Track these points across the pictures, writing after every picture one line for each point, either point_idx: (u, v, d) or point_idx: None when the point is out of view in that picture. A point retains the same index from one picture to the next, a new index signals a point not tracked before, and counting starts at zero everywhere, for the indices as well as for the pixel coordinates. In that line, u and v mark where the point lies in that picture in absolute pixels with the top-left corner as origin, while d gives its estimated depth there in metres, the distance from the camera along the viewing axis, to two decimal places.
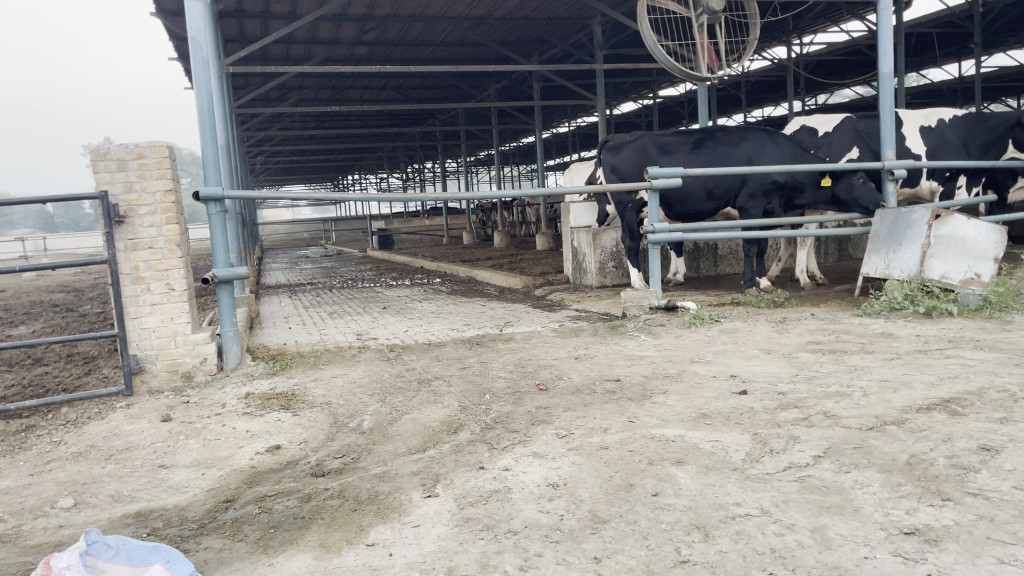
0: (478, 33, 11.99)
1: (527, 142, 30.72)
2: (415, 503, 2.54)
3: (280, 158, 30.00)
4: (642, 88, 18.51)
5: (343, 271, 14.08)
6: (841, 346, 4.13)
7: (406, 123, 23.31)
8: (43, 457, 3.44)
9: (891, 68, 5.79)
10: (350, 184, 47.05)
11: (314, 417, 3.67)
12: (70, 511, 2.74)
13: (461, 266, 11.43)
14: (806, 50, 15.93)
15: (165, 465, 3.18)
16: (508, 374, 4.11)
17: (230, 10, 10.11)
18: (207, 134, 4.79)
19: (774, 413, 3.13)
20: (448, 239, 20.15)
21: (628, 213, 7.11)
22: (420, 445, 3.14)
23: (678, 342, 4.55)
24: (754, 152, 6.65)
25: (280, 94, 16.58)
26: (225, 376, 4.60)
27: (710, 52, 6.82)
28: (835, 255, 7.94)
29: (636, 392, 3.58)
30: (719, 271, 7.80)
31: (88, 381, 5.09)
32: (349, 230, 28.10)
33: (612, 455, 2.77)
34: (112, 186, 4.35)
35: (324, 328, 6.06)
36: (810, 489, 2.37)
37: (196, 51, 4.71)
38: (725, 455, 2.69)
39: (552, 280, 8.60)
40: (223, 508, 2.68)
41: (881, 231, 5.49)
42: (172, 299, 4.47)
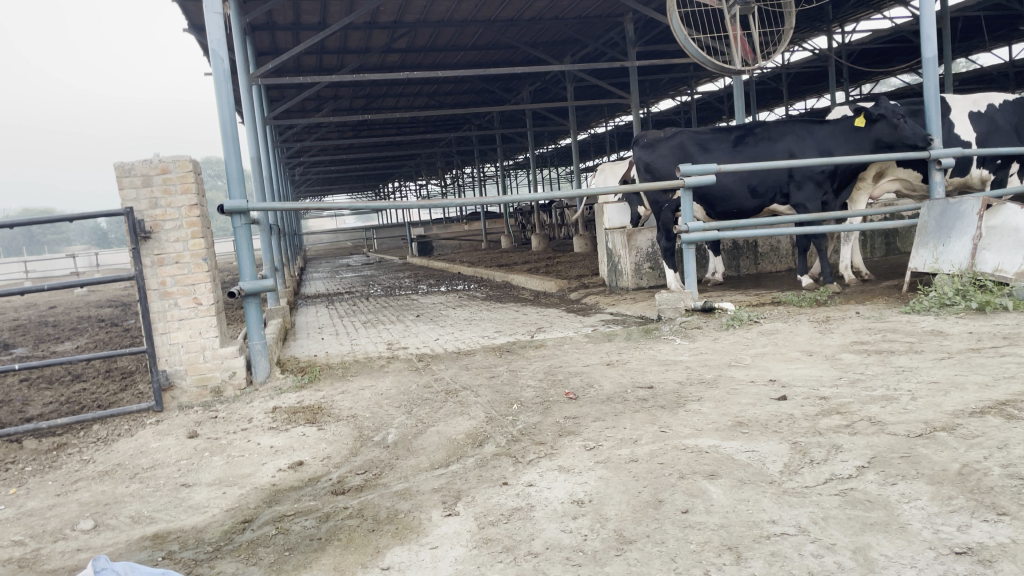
0: (509, 35, 11.91)
1: (565, 144, 30.56)
2: (435, 522, 2.44)
3: (319, 168, 30.37)
4: (678, 84, 18.24)
5: (381, 278, 14.12)
6: (887, 346, 3.91)
7: (442, 129, 23.39)
8: (71, 476, 3.42)
9: (935, 52, 5.53)
10: (390, 193, 47.41)
11: (339, 431, 3.59)
12: (90, 534, 2.70)
13: (498, 270, 11.35)
14: (848, 39, 15.50)
15: (187, 484, 3.13)
16: (538, 382, 3.99)
17: (261, 22, 10.20)
18: (231, 146, 4.78)
19: (815, 420, 2.95)
20: (486, 244, 20.11)
21: (665, 213, 6.96)
22: (443, 460, 3.04)
23: (715, 345, 4.38)
24: (795, 145, 6.40)
25: (315, 105, 16.73)
26: (253, 391, 4.57)
27: (744, 44, 6.61)
28: (882, 250, 7.65)
29: (669, 399, 3.43)
30: (760, 270, 7.57)
31: (123, 397, 5.10)
32: (389, 238, 28.25)
33: (641, 468, 2.64)
34: (136, 203, 4.34)
35: (355, 339, 6.02)
36: (852, 504, 2.20)
37: (217, 65, 4.71)
38: (762, 467, 2.54)
39: (588, 282, 8.45)
40: (240, 529, 2.62)
41: (929, 224, 5.24)
42: (200, 314, 4.46)
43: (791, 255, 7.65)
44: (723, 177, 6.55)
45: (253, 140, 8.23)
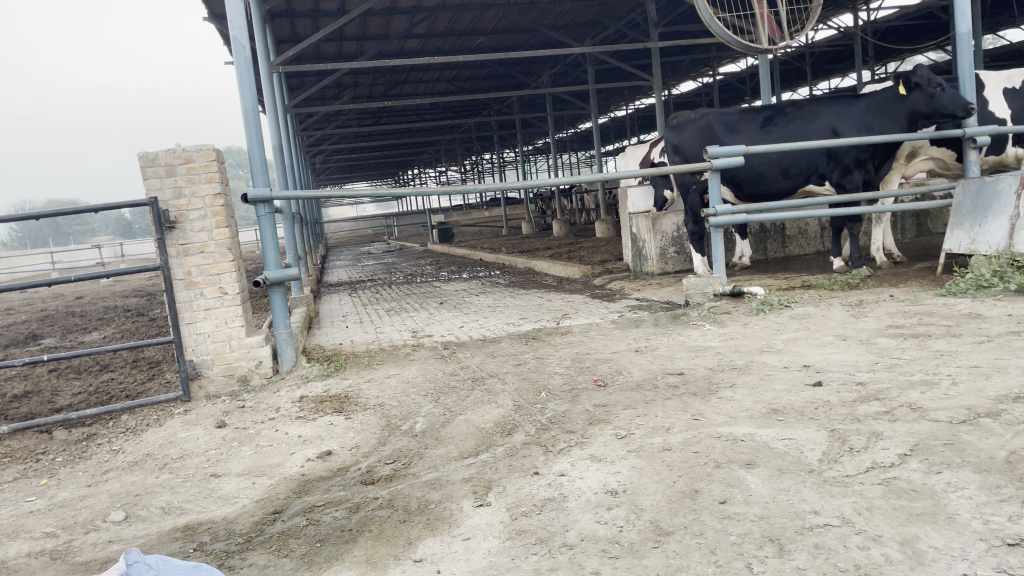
0: (529, 18, 11.80)
1: (585, 128, 30.39)
2: (466, 514, 2.40)
3: (339, 156, 30.48)
4: (700, 66, 18.03)
5: (403, 265, 14.13)
6: (923, 330, 3.82)
7: (462, 115, 23.34)
8: (101, 467, 3.43)
9: (969, 26, 5.38)
10: (410, 179, 47.50)
11: (367, 420, 3.57)
12: (121, 525, 2.70)
13: (520, 256, 11.29)
14: (873, 16, 15.20)
15: (217, 474, 3.12)
16: (565, 370, 3.94)
17: (280, 10, 10.19)
18: (253, 134, 4.76)
19: (852, 406, 2.88)
20: (507, 230, 20.07)
21: (692, 195, 6.87)
22: (473, 449, 3.00)
23: (745, 331, 4.30)
24: (826, 125, 6.24)
25: (335, 92, 16.75)
26: (280, 379, 4.57)
27: (770, 22, 6.46)
28: (913, 231, 7.50)
29: (701, 386, 3.37)
30: (787, 254, 7.46)
31: (151, 387, 5.12)
32: (410, 225, 28.31)
33: (675, 457, 2.58)
34: (161, 192, 4.33)
35: (379, 326, 6.01)
36: (896, 494, 2.14)
37: (240, 52, 4.68)
38: (800, 456, 2.48)
39: (612, 268, 8.38)
40: (271, 520, 2.60)
41: (964, 203, 5.11)
42: (225, 303, 4.45)
43: (819, 238, 7.52)
44: (754, 159, 6.41)
45: (274, 129, 8.22)
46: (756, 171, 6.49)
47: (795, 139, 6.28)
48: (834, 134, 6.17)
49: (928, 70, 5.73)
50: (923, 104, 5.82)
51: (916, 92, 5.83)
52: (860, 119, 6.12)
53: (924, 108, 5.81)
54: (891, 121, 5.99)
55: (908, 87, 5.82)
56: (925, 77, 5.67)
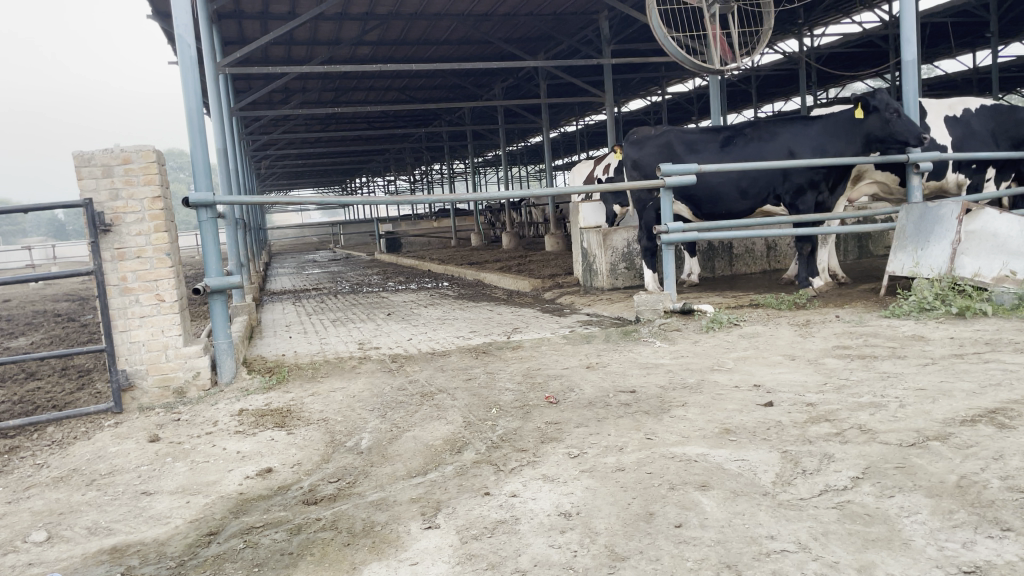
0: (483, 30, 11.79)
1: (535, 142, 30.55)
2: (414, 536, 2.31)
3: (286, 161, 30.01)
4: (650, 84, 18.28)
5: (349, 275, 13.89)
6: (870, 351, 3.87)
7: (413, 124, 23.22)
8: (22, 483, 3.22)
9: (916, 55, 5.54)
10: (357, 188, 47.07)
11: (310, 435, 3.44)
12: (42, 547, 2.52)
13: (469, 268, 11.21)
14: (817, 42, 15.63)
15: (148, 492, 2.96)
16: (516, 386, 3.86)
17: (228, 11, 9.96)
18: (197, 137, 4.60)
19: (804, 427, 2.88)
20: (456, 242, 19.96)
21: (648, 211, 6.90)
22: (420, 467, 2.91)
23: (696, 349, 4.31)
24: (780, 146, 6.31)
25: (282, 97, 16.47)
26: (219, 392, 4.39)
27: (723, 44, 6.54)
28: (855, 252, 7.67)
29: (653, 404, 3.34)
30: (734, 272, 7.55)
31: (80, 397, 4.87)
32: (356, 234, 27.97)
33: (629, 478, 2.53)
34: (96, 194, 4.14)
35: (324, 337, 5.85)
36: (850, 518, 2.12)
37: (184, 51, 4.52)
38: (753, 478, 2.45)
39: (562, 282, 8.36)
40: (205, 542, 2.46)
41: (907, 227, 5.23)
42: (162, 312, 4.26)
43: (766, 257, 7.62)
44: (709, 178, 6.47)
45: (219, 132, 8.00)
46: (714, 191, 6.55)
47: (754, 159, 6.33)
48: (790, 156, 6.25)
49: (886, 95, 5.95)
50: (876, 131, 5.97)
51: (872, 116, 6.02)
52: (812, 141, 6.23)
53: (878, 133, 5.97)
54: (841, 145, 6.12)
55: (865, 110, 6.00)
56: (883, 100, 5.90)
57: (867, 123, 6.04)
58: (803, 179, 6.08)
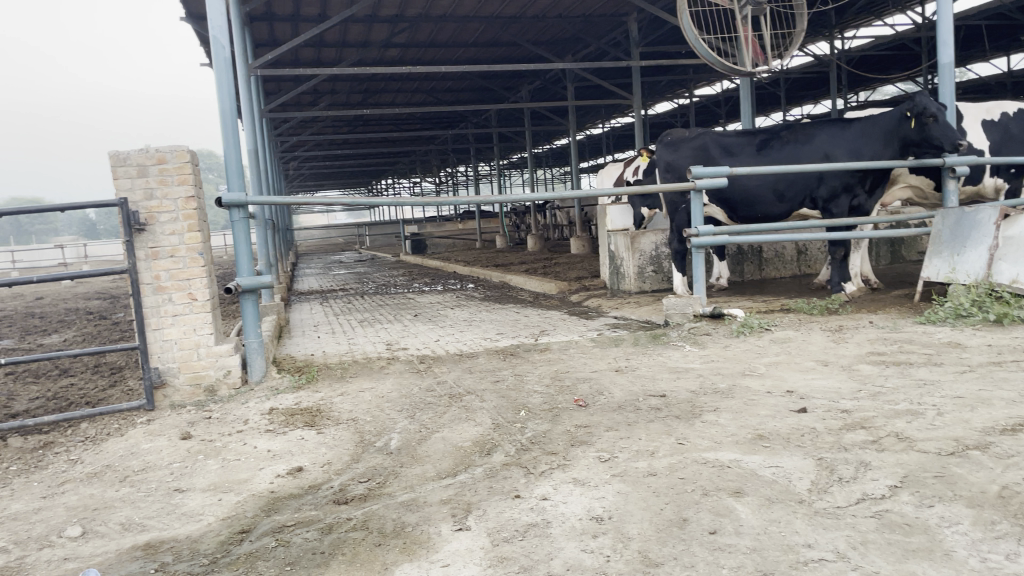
0: (511, 32, 11.80)
1: (561, 144, 30.52)
2: (445, 538, 2.30)
3: (313, 162, 30.27)
4: (678, 87, 18.18)
5: (375, 275, 13.97)
6: (905, 357, 3.81)
7: (439, 126, 23.30)
8: (58, 478, 3.27)
9: (952, 57, 5.45)
10: (383, 189, 47.33)
11: (339, 435, 3.45)
12: (77, 541, 2.55)
13: (495, 270, 11.22)
14: (848, 45, 15.45)
15: (180, 489, 2.98)
16: (545, 389, 3.84)
17: (259, 13, 10.06)
18: (230, 138, 4.64)
19: (839, 434, 2.83)
20: (481, 243, 19.99)
21: (678, 214, 6.86)
22: (450, 469, 2.90)
23: (727, 353, 4.27)
24: (816, 149, 6.23)
25: (311, 98, 16.61)
26: (249, 391, 4.42)
27: (755, 46, 6.50)
28: (888, 257, 7.57)
29: (685, 409, 3.31)
30: (764, 276, 7.49)
31: (112, 394, 4.93)
32: (382, 236, 28.11)
33: (661, 483, 2.51)
34: (131, 193, 4.19)
35: (352, 338, 5.88)
36: (890, 528, 2.09)
37: (219, 52, 4.55)
38: (788, 485, 2.42)
39: (589, 285, 8.33)
40: (238, 540, 2.47)
41: (943, 232, 5.14)
42: (194, 310, 4.31)
43: (796, 261, 7.55)
44: (745, 181, 6.44)
45: (250, 134, 8.07)
46: (747, 194, 6.50)
47: (790, 162, 6.29)
48: (826, 159, 6.20)
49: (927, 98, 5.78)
50: (914, 134, 5.87)
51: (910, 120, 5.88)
52: (848, 144, 6.14)
53: (916, 137, 5.87)
54: (877, 148, 6.03)
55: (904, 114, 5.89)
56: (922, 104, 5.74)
57: (905, 126, 5.94)
58: (839, 182, 6.00)
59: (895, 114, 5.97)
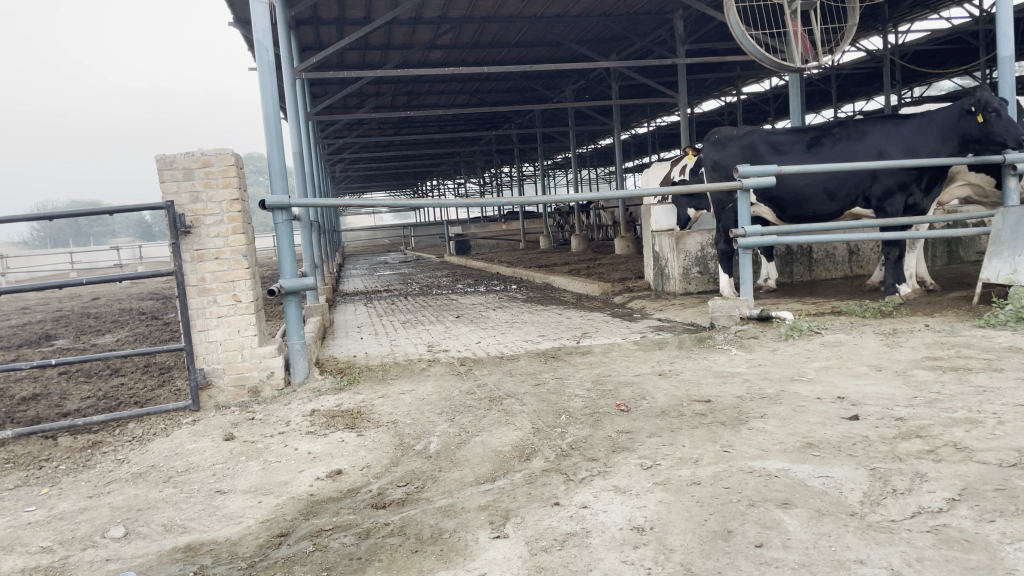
0: (555, 32, 11.73)
1: (606, 144, 30.34)
2: (482, 545, 2.26)
3: (359, 164, 30.65)
4: (724, 85, 17.92)
5: (419, 276, 14.03)
6: (963, 363, 3.65)
7: (484, 127, 23.33)
8: (104, 478, 3.32)
9: (1013, 49, 5.25)
10: (429, 190, 47.67)
11: (379, 438, 3.44)
12: (120, 542, 2.58)
13: (538, 271, 11.17)
14: (902, 40, 15.03)
15: (222, 491, 3.00)
16: (586, 393, 3.78)
17: (305, 17, 10.18)
18: (274, 140, 4.68)
19: (893, 443, 2.72)
20: (524, 244, 19.98)
21: (725, 213, 6.73)
22: (489, 474, 2.86)
23: (774, 357, 4.15)
24: (870, 146, 6.02)
25: (357, 101, 16.78)
26: (292, 392, 4.45)
27: (804, 41, 6.31)
28: (944, 258, 7.33)
29: (730, 415, 3.21)
30: (814, 277, 7.30)
31: (160, 394, 5.01)
32: (426, 236, 28.30)
33: (705, 493, 2.44)
34: (178, 196, 4.25)
35: (394, 339, 5.89)
36: (947, 543, 1.98)
37: (263, 55, 4.59)
38: (839, 497, 2.32)
39: (632, 286, 8.23)
40: (276, 543, 2.47)
41: (1003, 232, 4.93)
42: (239, 312, 4.34)
43: (847, 262, 7.34)
44: (796, 180, 6.29)
45: (295, 136, 8.14)
46: (797, 193, 6.34)
47: (842, 160, 6.12)
48: (880, 156, 5.99)
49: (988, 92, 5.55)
50: (974, 130, 5.64)
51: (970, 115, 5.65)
52: (903, 140, 5.93)
53: (976, 133, 5.63)
54: (934, 145, 5.81)
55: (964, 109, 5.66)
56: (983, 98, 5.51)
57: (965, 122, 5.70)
58: (893, 181, 5.80)
59: (955, 111, 5.73)
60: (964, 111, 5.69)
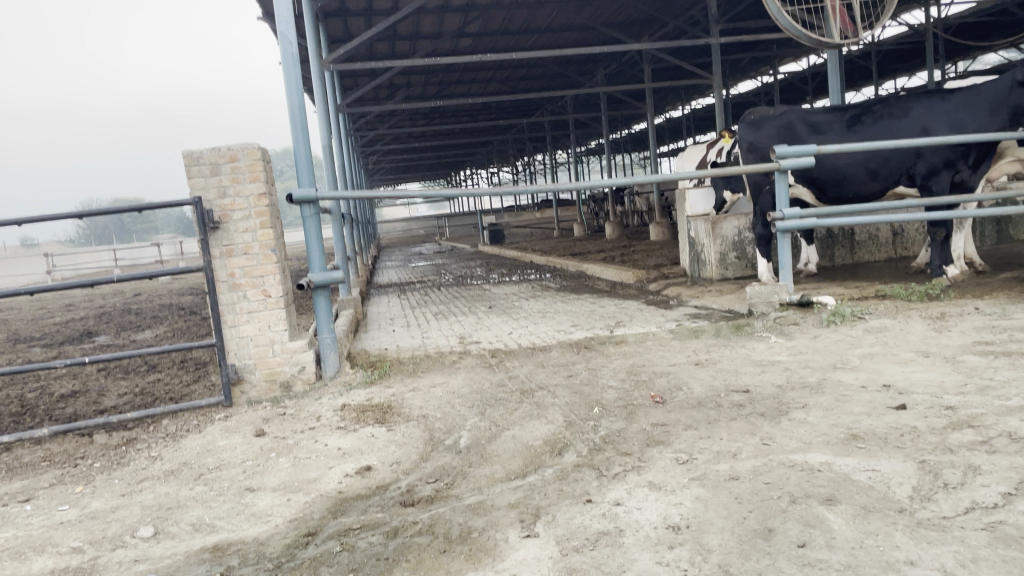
0: (584, 16, 11.59)
1: (639, 129, 30.01)
2: (512, 545, 2.19)
3: (393, 156, 30.76)
4: (760, 65, 17.55)
5: (453, 267, 14.00)
6: (1017, 348, 3.47)
7: (516, 115, 23.24)
8: (137, 475, 3.32)
9: None
10: (463, 180, 47.77)
11: (409, 433, 3.39)
12: (149, 542, 2.56)
13: (572, 259, 11.08)
14: (944, 13, 14.55)
15: (251, 489, 2.97)
16: (620, 384, 3.69)
17: (333, 9, 10.18)
18: (300, 133, 4.64)
19: (943, 434, 2.58)
20: (558, 232, 19.84)
21: (764, 196, 6.55)
22: (520, 470, 2.79)
23: (816, 345, 4.01)
24: (916, 122, 5.79)
25: (388, 92, 16.80)
26: (323, 386, 4.43)
27: (843, 16, 6.10)
28: (993, 238, 7.07)
29: (770, 406, 3.10)
30: (856, 260, 7.09)
31: (195, 390, 5.03)
32: (461, 226, 28.29)
33: (744, 489, 2.33)
34: (205, 192, 4.23)
35: (426, 331, 5.84)
36: (1004, 542, 1.86)
37: (286, 47, 4.56)
38: (886, 492, 2.20)
39: (668, 272, 8.09)
40: (303, 543, 2.42)
41: None
42: (269, 307, 4.33)
43: (891, 244, 7.12)
44: (837, 160, 6.09)
45: (324, 128, 8.13)
46: (839, 173, 6.14)
47: (885, 138, 5.91)
48: (924, 133, 5.77)
49: None
50: None
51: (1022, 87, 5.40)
52: (950, 116, 5.68)
53: None
54: (983, 120, 5.56)
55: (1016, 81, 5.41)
56: None
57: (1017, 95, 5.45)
58: (940, 159, 5.57)
59: (1006, 83, 5.48)
60: (1015, 83, 5.44)
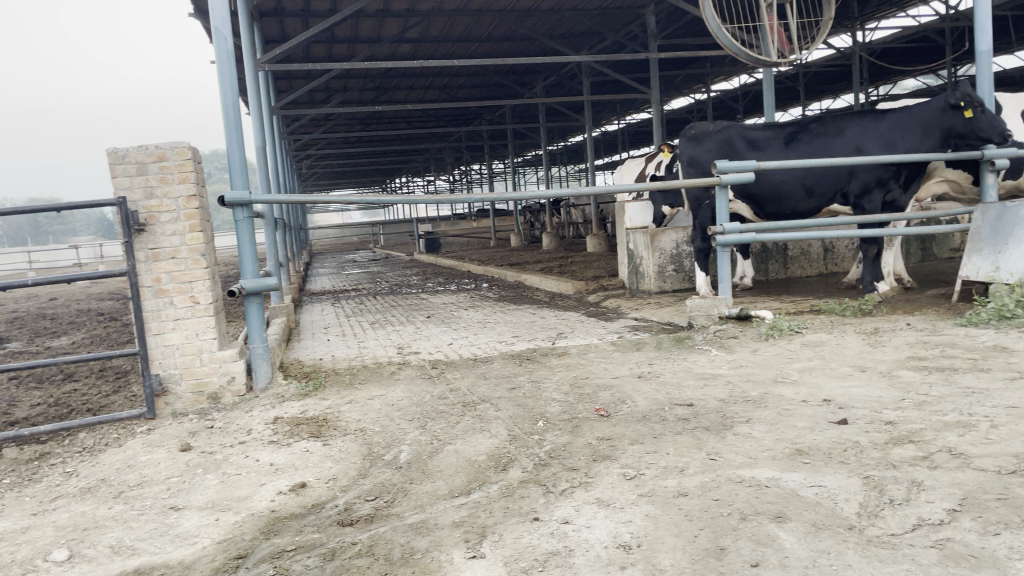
0: (525, 26, 11.60)
1: (575, 141, 30.29)
2: (457, 567, 2.10)
3: (328, 161, 30.28)
4: (694, 81, 17.91)
5: (388, 275, 13.81)
6: (948, 363, 3.55)
7: (453, 124, 23.18)
8: (50, 493, 3.09)
9: (990, 43, 5.27)
10: (398, 188, 47.45)
11: (346, 447, 3.25)
12: (63, 567, 2.37)
13: (509, 269, 11.04)
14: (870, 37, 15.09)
15: (176, 507, 2.80)
16: (563, 397, 3.63)
17: (269, 8, 9.92)
18: (234, 134, 4.45)
19: (886, 450, 2.60)
20: (495, 241, 19.78)
21: (703, 210, 6.63)
22: (463, 486, 2.70)
23: (756, 358, 4.04)
24: (851, 141, 5.94)
25: (324, 96, 16.50)
26: (254, 398, 4.24)
27: (779, 35, 6.23)
28: (918, 255, 7.32)
29: (714, 420, 3.08)
30: (789, 275, 7.24)
31: (115, 401, 4.76)
32: (396, 234, 27.99)
33: (693, 505, 2.30)
34: (131, 192, 4.02)
35: (363, 341, 5.69)
36: (953, 561, 1.86)
37: (222, 44, 4.38)
38: (834, 508, 2.19)
39: (607, 284, 8.11)
40: (232, 567, 2.27)
41: (982, 228, 4.86)
42: (197, 314, 4.12)
43: (823, 259, 7.29)
44: (775, 175, 6.21)
45: (258, 129, 7.88)
46: (775, 188, 6.25)
47: (820, 156, 6.05)
48: (858, 152, 5.93)
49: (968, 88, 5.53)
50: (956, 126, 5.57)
51: (951, 111, 5.62)
52: (882, 137, 5.86)
53: (960, 129, 5.60)
54: (913, 140, 5.73)
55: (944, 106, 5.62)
56: (962, 93, 5.48)
57: (945, 119, 5.66)
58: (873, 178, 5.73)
59: (936, 107, 5.68)
60: (945, 107, 5.63)
